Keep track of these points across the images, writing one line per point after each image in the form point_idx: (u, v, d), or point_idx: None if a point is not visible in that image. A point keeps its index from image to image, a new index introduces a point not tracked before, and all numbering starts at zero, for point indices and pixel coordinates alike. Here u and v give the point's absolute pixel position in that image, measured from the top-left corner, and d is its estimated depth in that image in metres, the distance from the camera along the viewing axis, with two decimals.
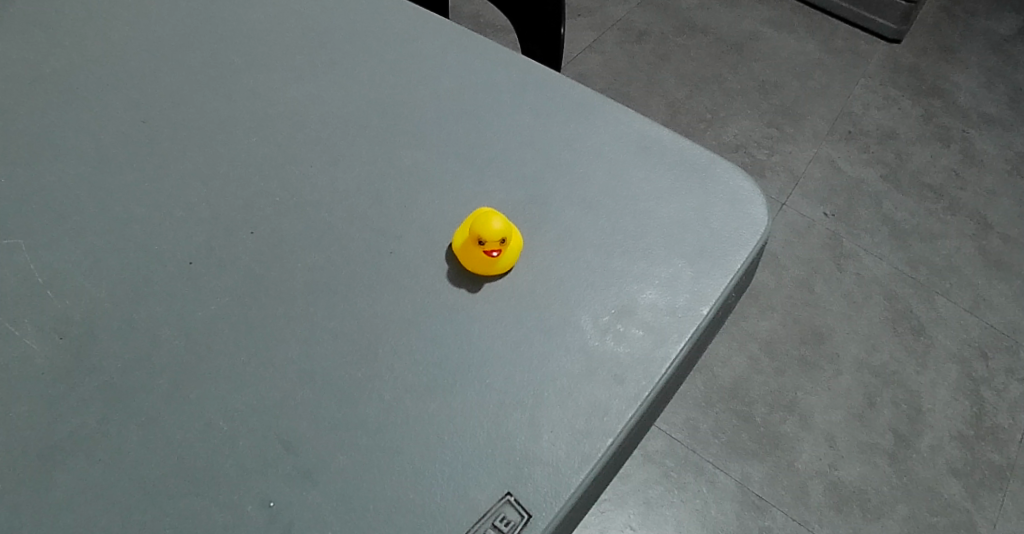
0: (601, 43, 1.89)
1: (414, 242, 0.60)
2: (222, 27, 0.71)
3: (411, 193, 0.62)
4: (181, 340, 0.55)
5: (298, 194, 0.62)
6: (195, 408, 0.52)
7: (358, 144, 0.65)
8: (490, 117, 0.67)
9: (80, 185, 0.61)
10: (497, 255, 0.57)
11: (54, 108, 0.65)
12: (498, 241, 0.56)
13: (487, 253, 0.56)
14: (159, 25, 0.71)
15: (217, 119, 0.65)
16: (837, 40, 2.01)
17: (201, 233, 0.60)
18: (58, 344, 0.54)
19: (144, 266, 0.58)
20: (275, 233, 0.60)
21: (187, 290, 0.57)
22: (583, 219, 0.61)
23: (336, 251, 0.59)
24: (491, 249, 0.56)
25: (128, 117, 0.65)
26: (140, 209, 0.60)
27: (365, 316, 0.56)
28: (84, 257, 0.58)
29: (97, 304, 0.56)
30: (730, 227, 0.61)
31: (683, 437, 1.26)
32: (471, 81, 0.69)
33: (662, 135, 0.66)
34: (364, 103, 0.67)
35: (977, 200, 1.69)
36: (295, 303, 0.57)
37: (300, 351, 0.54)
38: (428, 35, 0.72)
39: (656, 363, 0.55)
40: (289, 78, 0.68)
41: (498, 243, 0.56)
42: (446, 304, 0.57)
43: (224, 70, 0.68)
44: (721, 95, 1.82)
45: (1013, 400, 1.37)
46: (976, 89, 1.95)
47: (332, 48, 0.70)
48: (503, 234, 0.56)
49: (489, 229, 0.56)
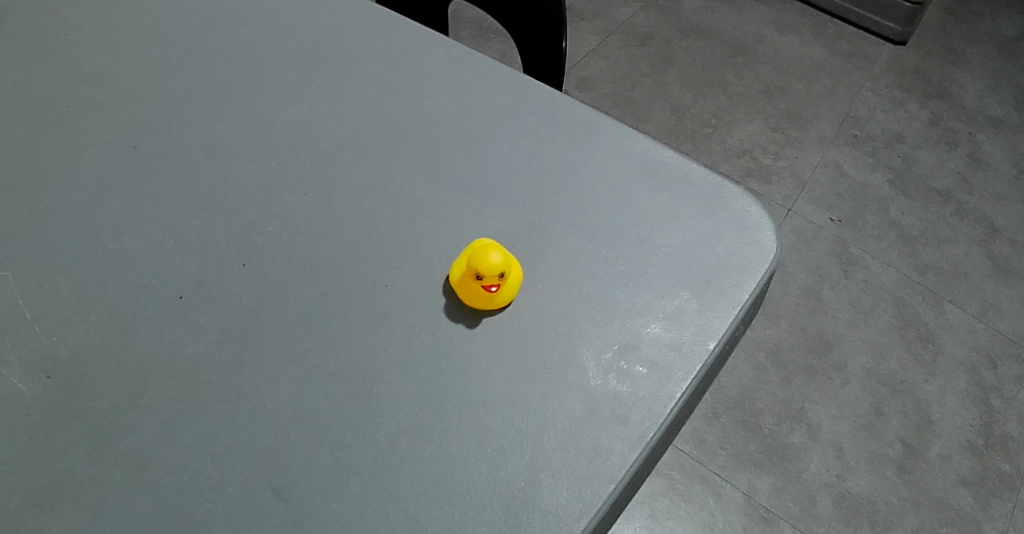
0: (605, 47, 1.87)
1: (409, 271, 0.58)
2: (216, 50, 0.70)
3: (408, 221, 0.61)
4: (170, 379, 0.53)
5: (292, 224, 0.60)
6: (185, 452, 0.51)
7: (353, 171, 0.63)
8: (489, 141, 0.65)
9: (70, 215, 0.60)
10: (496, 289, 0.55)
11: (46, 135, 0.64)
12: (496, 276, 0.54)
13: (485, 288, 0.55)
14: (153, 48, 0.69)
15: (210, 145, 0.64)
16: (841, 43, 1.99)
17: (192, 265, 0.58)
18: (45, 383, 0.53)
19: (134, 300, 0.56)
20: (268, 266, 0.58)
21: (177, 325, 0.55)
22: (585, 248, 0.59)
23: (330, 284, 0.58)
24: (488, 285, 0.54)
25: (119, 144, 0.64)
26: (130, 240, 0.59)
27: (359, 350, 0.55)
28: (72, 292, 0.57)
29: (86, 340, 0.55)
30: (738, 257, 0.60)
31: (690, 449, 1.24)
32: (470, 102, 0.67)
33: (667, 158, 0.64)
34: (360, 128, 0.65)
35: (985, 204, 1.67)
36: (289, 338, 0.55)
37: (293, 391, 0.53)
38: (426, 53, 0.70)
39: (661, 402, 0.53)
40: (283, 101, 0.67)
41: (496, 277, 0.55)
42: (443, 339, 0.55)
43: (218, 94, 0.67)
44: (726, 99, 1.80)
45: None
46: (982, 91, 1.93)
47: (328, 66, 0.69)
48: (502, 268, 0.55)
49: (487, 262, 0.54)
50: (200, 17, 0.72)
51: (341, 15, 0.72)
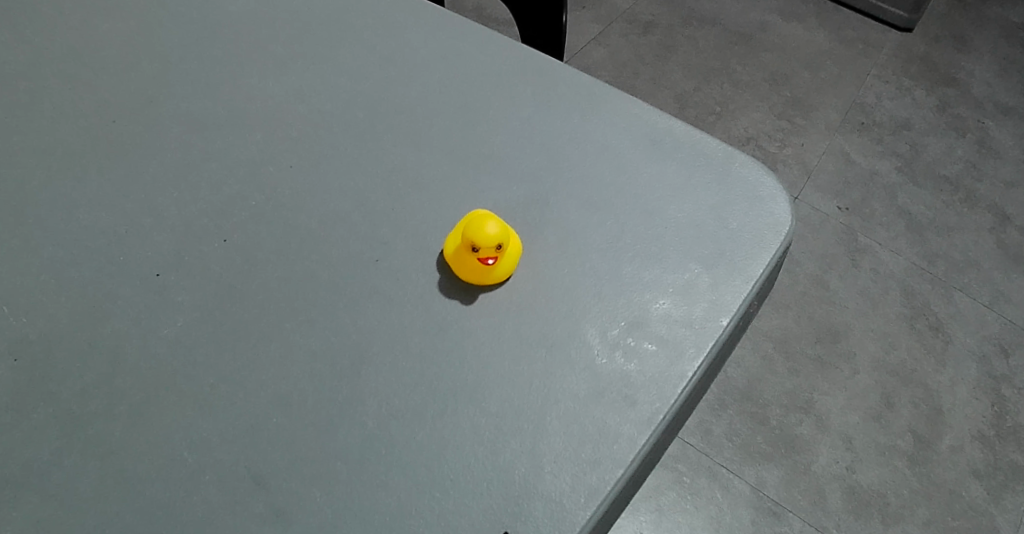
0: (607, 35, 1.84)
1: (401, 247, 0.55)
2: (198, 19, 0.66)
3: (399, 195, 0.57)
4: (145, 361, 0.50)
5: (276, 197, 0.57)
6: (161, 438, 0.47)
7: (341, 143, 0.59)
8: (485, 110, 0.61)
9: (41, 191, 0.56)
10: (493, 262, 0.52)
11: (16, 108, 0.60)
12: (494, 248, 0.51)
13: (480, 261, 0.51)
14: (132, 17, 0.66)
15: (189, 117, 0.60)
16: (847, 30, 1.95)
17: (169, 242, 0.55)
18: (12, 367, 0.49)
19: (108, 279, 0.53)
20: (250, 241, 0.55)
21: (153, 305, 0.52)
22: (589, 221, 0.56)
23: (316, 259, 0.54)
24: (484, 258, 0.51)
25: (94, 117, 0.60)
26: (104, 216, 0.56)
27: (347, 329, 0.51)
28: (41, 271, 0.53)
29: (56, 321, 0.51)
30: (751, 229, 0.56)
31: (697, 441, 1.20)
32: (466, 70, 0.64)
33: (674, 127, 0.61)
34: (349, 98, 0.62)
35: (994, 192, 1.63)
36: (274, 317, 0.52)
37: (275, 374, 0.49)
38: (419, 21, 0.67)
39: (671, 382, 0.49)
40: (268, 71, 0.63)
41: (494, 249, 0.51)
42: (436, 317, 0.52)
43: (198, 64, 0.63)
44: (730, 86, 1.77)
45: None
46: (990, 78, 1.89)
47: (316, 36, 0.65)
48: (499, 240, 0.51)
49: (484, 234, 0.51)
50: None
51: None
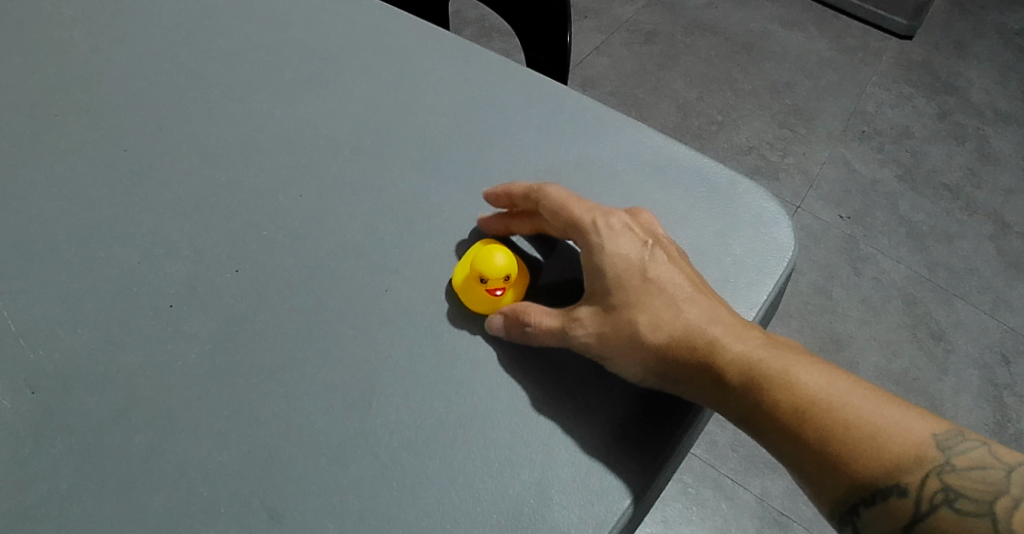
0: (609, 45, 1.85)
1: (410, 277, 0.56)
2: (208, 47, 0.67)
3: (408, 224, 0.58)
4: (159, 393, 0.51)
5: (286, 226, 0.58)
6: (177, 470, 0.48)
7: (350, 171, 0.61)
8: (491, 139, 0.63)
9: (57, 222, 0.57)
10: (499, 292, 0.55)
11: (31, 138, 0.61)
12: (501, 279, 0.54)
13: (490, 289, 0.54)
14: (144, 45, 0.67)
15: (201, 145, 0.62)
16: (847, 38, 1.96)
17: (182, 272, 0.55)
18: (29, 399, 0.50)
19: (125, 311, 0.54)
20: (262, 271, 0.56)
21: (168, 336, 0.53)
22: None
23: (327, 289, 0.55)
24: (494, 289, 0.53)
25: (108, 147, 0.61)
26: (118, 246, 0.56)
27: (357, 359, 0.52)
28: (57, 301, 0.54)
29: (72, 353, 0.52)
30: (755, 254, 0.57)
31: (702, 452, 1.21)
32: (473, 97, 0.65)
33: (678, 153, 0.62)
34: (357, 125, 0.63)
35: (994, 199, 1.64)
36: (286, 348, 0.52)
37: (287, 405, 0.50)
38: (426, 48, 0.68)
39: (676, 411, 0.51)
40: (277, 98, 0.64)
41: (501, 280, 0.54)
42: (445, 348, 0.53)
43: (208, 93, 0.64)
44: (732, 95, 1.78)
45: None
46: (989, 85, 1.90)
47: (325, 62, 0.67)
48: (506, 271, 0.54)
49: (493, 266, 0.53)
50: (193, 12, 0.70)
51: (337, 10, 0.70)
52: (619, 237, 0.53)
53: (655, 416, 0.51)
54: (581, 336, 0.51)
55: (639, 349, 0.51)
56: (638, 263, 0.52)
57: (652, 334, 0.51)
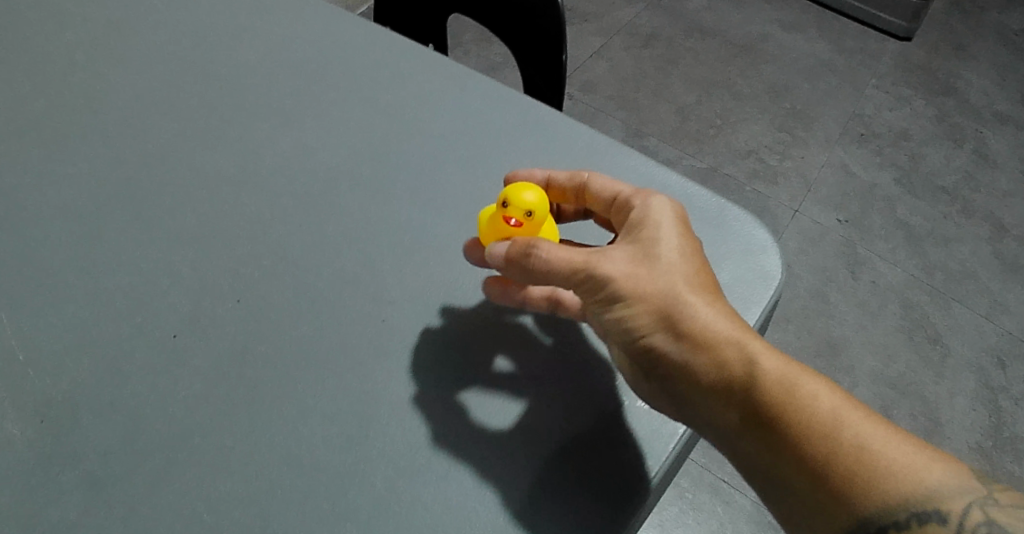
0: (609, 49, 1.87)
1: (407, 307, 0.58)
2: (215, 83, 0.70)
3: (405, 253, 0.60)
4: (164, 422, 0.52)
5: (286, 256, 0.60)
6: (181, 499, 0.50)
7: (349, 201, 0.63)
8: (486, 169, 0.65)
9: (64, 253, 0.59)
10: (514, 227, 0.55)
11: (40, 170, 0.63)
12: (522, 212, 0.55)
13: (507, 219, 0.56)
14: (152, 81, 0.70)
15: (205, 176, 0.64)
16: (847, 39, 2.01)
17: (185, 302, 0.57)
18: (38, 428, 0.52)
19: (129, 341, 0.55)
20: (262, 300, 0.57)
21: (171, 366, 0.54)
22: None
23: (326, 318, 0.57)
24: (507, 215, 0.55)
25: (115, 179, 0.63)
26: (124, 275, 0.58)
27: (355, 388, 0.54)
28: (64, 331, 0.56)
29: (79, 383, 0.54)
30: (743, 281, 0.59)
31: (698, 455, 1.24)
32: (470, 128, 0.68)
33: (669, 181, 0.64)
34: (357, 156, 0.66)
35: (992, 202, 1.67)
36: (286, 380, 0.54)
37: (286, 433, 0.52)
38: (425, 82, 0.71)
39: (663, 439, 0.53)
40: (280, 130, 0.67)
41: (521, 214, 0.55)
42: (440, 377, 0.55)
43: (212, 127, 0.67)
44: (731, 99, 1.79)
45: None
46: (988, 87, 1.93)
47: (331, 94, 0.70)
48: (529, 210, 0.55)
49: (519, 198, 0.55)
50: (203, 45, 0.73)
51: (345, 45, 0.74)
52: (666, 214, 0.56)
53: (642, 442, 0.53)
54: (609, 271, 0.53)
55: (666, 299, 0.52)
56: (684, 240, 0.55)
57: (679, 298, 0.52)
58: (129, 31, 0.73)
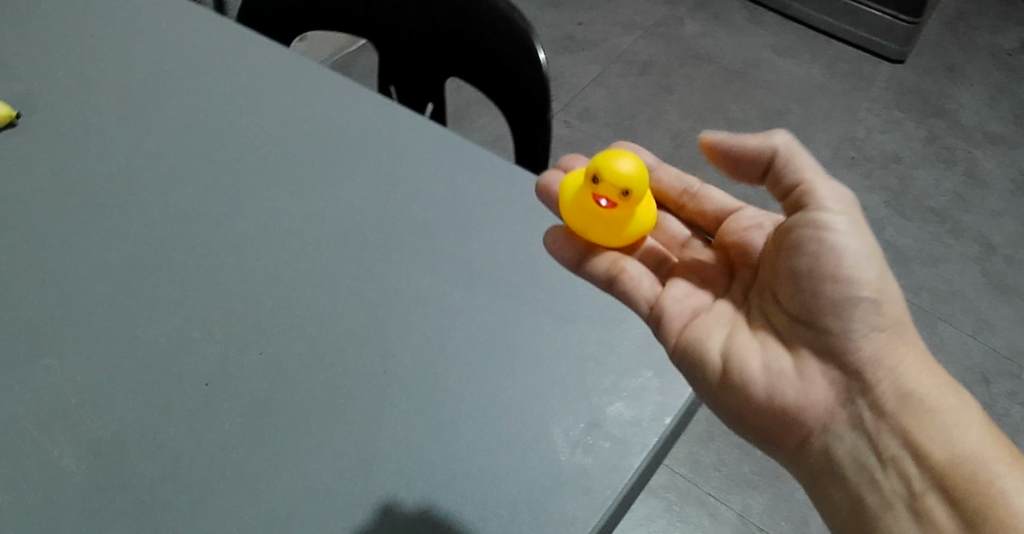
0: (606, 76, 1.97)
1: (405, 357, 0.67)
2: (241, 152, 0.81)
3: (405, 309, 0.70)
4: (199, 457, 0.62)
5: (302, 313, 0.69)
6: (214, 525, 0.59)
7: (358, 262, 0.73)
8: (477, 234, 0.75)
9: (111, 310, 0.69)
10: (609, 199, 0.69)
11: (89, 235, 0.74)
12: (619, 190, 0.68)
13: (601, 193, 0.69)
14: (186, 152, 0.80)
15: (235, 238, 0.74)
16: (840, 64, 2.11)
17: (216, 352, 0.67)
18: (92, 463, 0.61)
19: (168, 387, 0.65)
20: (280, 352, 0.67)
21: (204, 409, 0.64)
22: (609, 314, 0.71)
23: (336, 368, 0.66)
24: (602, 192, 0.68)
25: (153, 243, 0.73)
26: (162, 329, 0.68)
27: (360, 430, 0.63)
28: (112, 378, 0.65)
29: (125, 425, 0.63)
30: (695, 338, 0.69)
31: (686, 471, 1.33)
32: (464, 196, 0.78)
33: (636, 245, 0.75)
34: (368, 221, 0.76)
35: (981, 222, 1.76)
36: (302, 422, 0.64)
37: (303, 469, 0.61)
38: (425, 152, 0.82)
39: (621, 473, 0.62)
40: (298, 196, 0.77)
41: (617, 192, 0.68)
42: (433, 420, 0.64)
43: (239, 193, 0.77)
44: (724, 125, 1.89)
45: (1015, 424, 1.40)
46: (979, 107, 2.03)
47: (347, 163, 0.80)
48: (621, 189, 0.68)
49: (612, 181, 0.68)
50: (233, 118, 0.84)
51: (359, 117, 0.85)
52: None
53: (606, 476, 0.62)
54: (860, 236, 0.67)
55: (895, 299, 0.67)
56: None
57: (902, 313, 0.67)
58: (167, 106, 0.84)
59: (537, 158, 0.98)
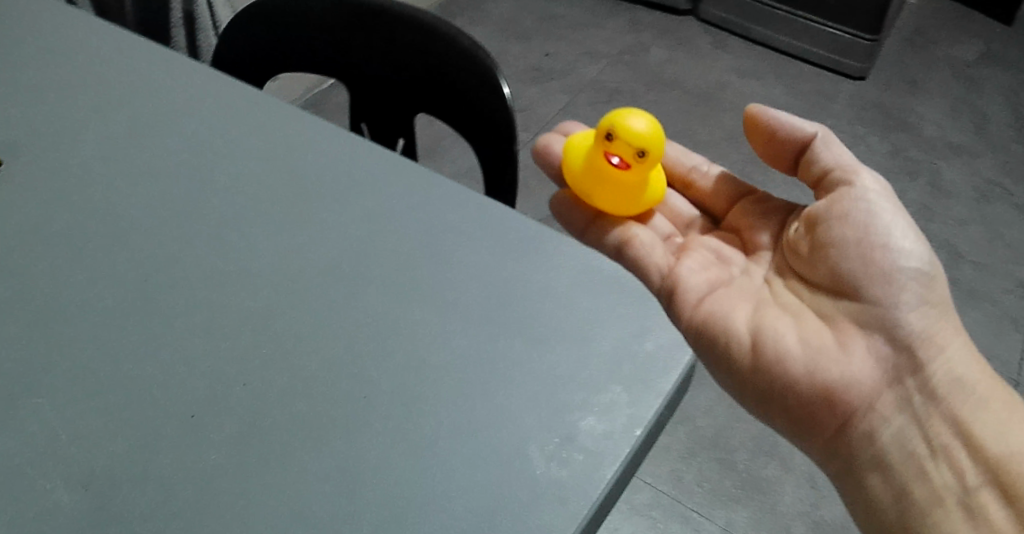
0: (576, 105, 2.02)
1: (385, 383, 0.70)
2: (220, 192, 0.84)
3: (383, 338, 0.73)
4: (189, 487, 0.64)
5: (284, 345, 0.72)
6: None
7: (337, 294, 0.76)
8: (451, 261, 0.79)
9: (97, 348, 0.71)
10: None
11: (73, 277, 0.76)
12: None
13: None
14: (165, 194, 0.83)
15: (218, 275, 0.77)
16: (802, 83, 2.18)
17: (202, 385, 0.69)
18: (85, 496, 0.64)
19: (157, 420, 0.67)
20: (264, 383, 0.70)
21: (192, 440, 0.66)
22: (581, 332, 0.74)
23: (319, 396, 0.69)
24: None
25: (136, 282, 0.76)
26: (148, 365, 0.70)
27: (343, 454, 0.66)
28: (101, 414, 0.68)
29: (116, 458, 0.65)
30: (663, 351, 0.72)
31: (670, 488, 1.52)
32: (438, 226, 0.82)
33: (604, 265, 0.78)
34: (346, 254, 0.79)
35: (947, 230, 1.83)
36: (288, 449, 0.66)
37: (291, 495, 0.64)
38: (399, 185, 0.85)
39: (594, 483, 0.65)
40: (277, 233, 0.80)
41: None
42: (413, 442, 0.67)
43: (218, 232, 0.80)
44: (693, 147, 1.94)
45: None
46: (941, 119, 2.11)
47: (324, 198, 0.83)
48: None
49: None
50: (212, 160, 0.87)
51: (334, 154, 0.88)
52: None
53: (580, 487, 0.65)
54: None
55: None
56: None
57: None
58: (145, 150, 0.87)
59: (507, 187, 1.02)
